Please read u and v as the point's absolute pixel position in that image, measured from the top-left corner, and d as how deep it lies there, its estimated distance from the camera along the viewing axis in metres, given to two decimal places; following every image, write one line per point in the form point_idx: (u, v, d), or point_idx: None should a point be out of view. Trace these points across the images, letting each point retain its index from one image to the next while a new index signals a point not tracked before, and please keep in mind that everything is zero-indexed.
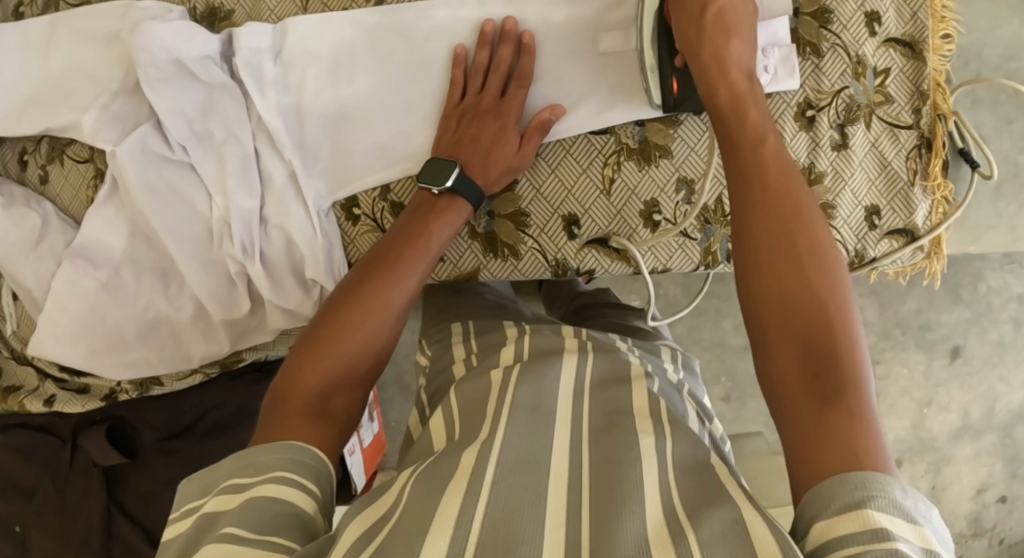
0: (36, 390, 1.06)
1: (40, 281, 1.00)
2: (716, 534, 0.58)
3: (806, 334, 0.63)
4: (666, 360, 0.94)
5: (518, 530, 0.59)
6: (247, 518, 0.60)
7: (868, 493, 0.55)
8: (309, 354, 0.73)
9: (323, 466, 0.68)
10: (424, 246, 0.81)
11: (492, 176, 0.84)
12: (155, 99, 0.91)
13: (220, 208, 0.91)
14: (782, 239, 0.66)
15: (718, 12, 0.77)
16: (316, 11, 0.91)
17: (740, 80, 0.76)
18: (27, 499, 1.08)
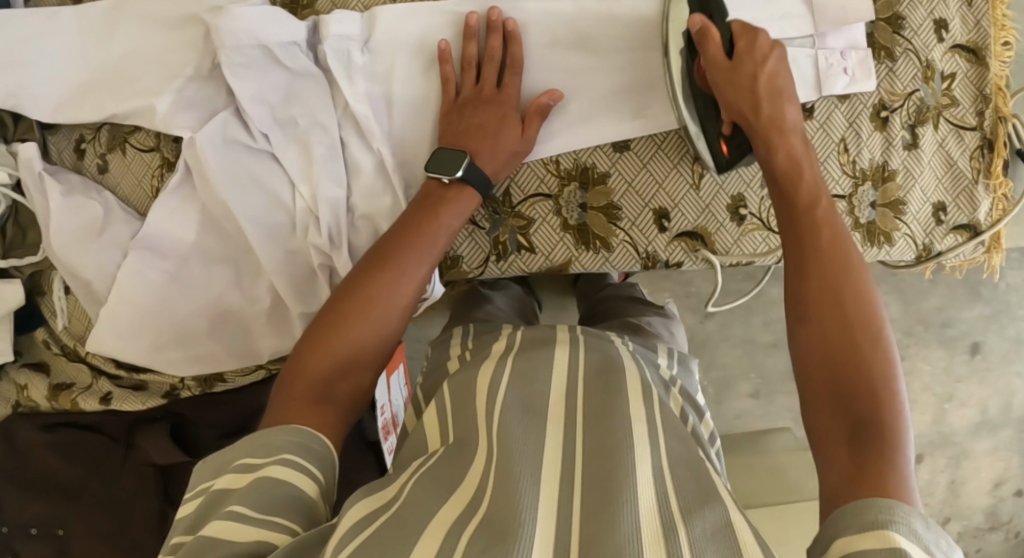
0: (89, 388, 1.04)
1: (102, 272, 0.97)
2: (706, 535, 0.64)
3: (854, 373, 0.65)
4: (661, 357, 0.97)
5: (517, 516, 0.65)
6: (254, 499, 0.64)
7: (891, 517, 0.56)
8: (313, 346, 0.75)
9: (327, 451, 0.71)
10: (430, 239, 0.80)
11: (499, 161, 0.85)
12: (236, 85, 0.90)
13: (306, 197, 0.91)
14: (834, 287, 0.69)
15: (770, 79, 0.81)
16: (405, 1, 0.92)
17: (796, 143, 0.80)
18: (71, 500, 1.03)
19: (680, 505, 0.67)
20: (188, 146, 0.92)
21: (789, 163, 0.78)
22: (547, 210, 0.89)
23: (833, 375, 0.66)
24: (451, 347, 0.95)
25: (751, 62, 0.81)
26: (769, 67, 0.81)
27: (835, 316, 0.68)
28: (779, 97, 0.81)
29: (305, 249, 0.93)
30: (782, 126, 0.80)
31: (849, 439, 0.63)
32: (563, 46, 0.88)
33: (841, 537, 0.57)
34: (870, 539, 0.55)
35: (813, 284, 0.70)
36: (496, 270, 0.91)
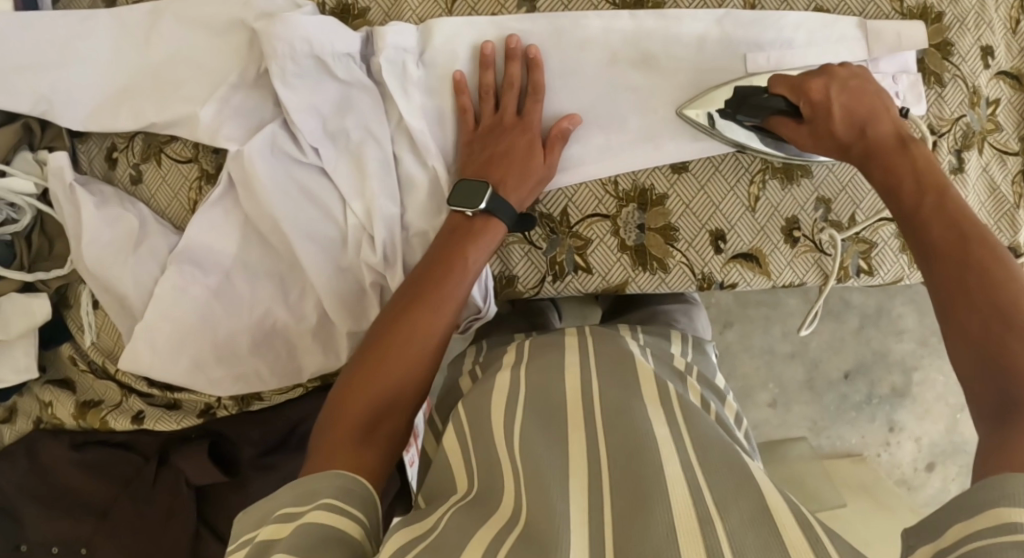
0: (120, 406, 1.00)
1: (139, 287, 0.94)
2: (745, 521, 0.65)
3: (989, 343, 0.67)
4: (676, 344, 0.99)
5: (559, 539, 0.64)
6: (297, 542, 0.62)
7: (1005, 493, 0.58)
8: (350, 390, 0.75)
9: (369, 493, 0.69)
10: (460, 273, 0.81)
11: (527, 190, 0.85)
12: (286, 97, 0.88)
13: (358, 213, 0.89)
14: (960, 260, 0.71)
15: (845, 84, 0.82)
16: (463, 13, 0.90)
17: (891, 131, 0.80)
18: (101, 518, 1.01)
19: (714, 497, 0.67)
20: (235, 159, 0.89)
21: (887, 177, 0.78)
22: (604, 230, 0.89)
23: (977, 354, 0.67)
24: (464, 365, 0.95)
25: (823, 109, 0.81)
26: (835, 100, 0.81)
27: (966, 280, 0.70)
28: (866, 119, 0.80)
29: (357, 266, 0.91)
30: (880, 148, 0.79)
31: (1000, 409, 0.65)
32: (624, 64, 0.88)
33: (955, 522, 0.60)
34: (985, 519, 0.58)
35: (938, 257, 0.73)
36: (551, 290, 0.90)
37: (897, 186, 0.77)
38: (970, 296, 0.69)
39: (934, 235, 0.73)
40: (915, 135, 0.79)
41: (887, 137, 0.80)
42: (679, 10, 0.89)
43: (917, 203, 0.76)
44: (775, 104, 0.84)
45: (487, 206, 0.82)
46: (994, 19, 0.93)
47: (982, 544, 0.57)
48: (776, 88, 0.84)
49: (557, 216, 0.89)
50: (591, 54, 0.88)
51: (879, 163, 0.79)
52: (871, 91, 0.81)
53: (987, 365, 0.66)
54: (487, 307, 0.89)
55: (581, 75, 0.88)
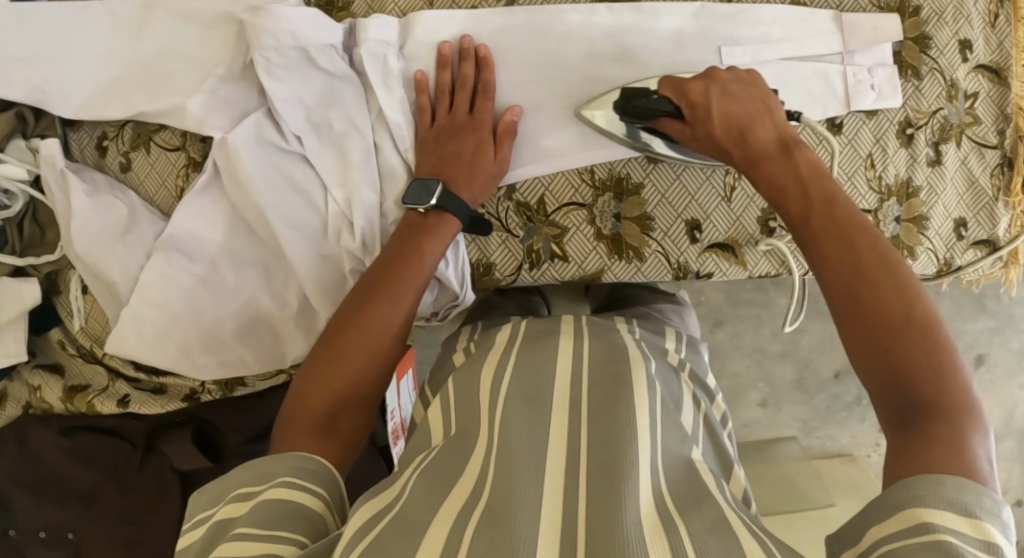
0: (106, 390, 1.01)
1: (127, 274, 0.96)
2: (705, 526, 0.64)
3: (883, 345, 0.66)
4: (669, 341, 0.97)
5: (517, 512, 0.64)
6: (257, 517, 0.64)
7: (922, 493, 0.58)
8: (313, 379, 0.76)
9: (330, 475, 0.70)
10: (417, 269, 0.82)
11: (478, 188, 0.86)
12: (270, 85, 0.90)
13: (339, 201, 0.90)
14: (848, 260, 0.70)
15: (721, 88, 0.81)
16: (444, 7, 0.92)
17: (769, 134, 0.79)
18: (89, 505, 1.02)
19: (673, 499, 0.68)
20: (219, 147, 0.91)
21: (773, 187, 0.77)
22: (581, 219, 0.90)
23: (878, 355, 0.66)
24: (459, 343, 0.96)
25: (701, 113, 0.81)
26: (715, 106, 0.81)
27: (857, 285, 0.68)
28: (745, 124, 0.80)
29: (338, 253, 0.92)
30: (761, 154, 0.79)
31: (905, 411, 0.64)
32: (602, 58, 0.90)
33: (874, 525, 0.59)
34: (901, 520, 0.58)
35: (833, 259, 0.70)
36: (528, 278, 0.91)
37: (780, 196, 0.76)
38: (859, 300, 0.68)
39: (819, 240, 0.71)
40: (796, 137, 0.78)
41: (767, 144, 0.79)
42: (658, 2, 0.90)
43: (804, 209, 0.74)
44: (662, 107, 0.84)
45: (439, 203, 0.84)
46: (972, 13, 0.94)
47: (897, 544, 0.57)
48: (663, 89, 0.84)
49: (534, 205, 0.90)
50: (571, 45, 0.90)
51: (763, 172, 0.78)
52: (755, 97, 0.81)
53: (884, 366, 0.65)
54: (464, 294, 0.90)
55: (561, 67, 0.90)
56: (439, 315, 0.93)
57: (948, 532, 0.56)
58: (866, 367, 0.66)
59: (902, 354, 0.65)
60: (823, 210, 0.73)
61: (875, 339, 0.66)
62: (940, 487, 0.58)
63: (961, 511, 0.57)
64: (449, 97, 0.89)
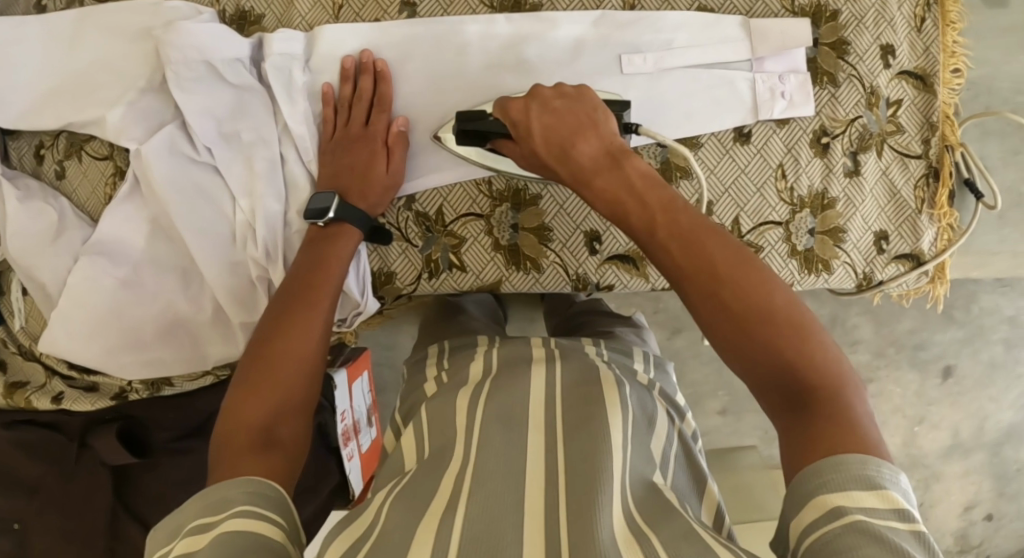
0: (44, 387, 1.07)
1: (56, 277, 1.00)
2: (677, 535, 0.67)
3: (767, 347, 0.64)
4: (637, 361, 0.99)
5: (503, 536, 0.65)
6: (217, 552, 0.60)
7: (837, 472, 0.59)
8: (245, 394, 0.72)
9: (283, 493, 0.66)
10: (330, 274, 0.82)
11: (372, 201, 0.87)
12: (181, 96, 0.92)
13: (245, 210, 0.92)
14: (705, 274, 0.67)
15: (560, 94, 0.79)
16: (349, 20, 0.93)
17: (592, 146, 0.76)
18: (30, 496, 1.08)
19: (640, 516, 0.70)
20: (136, 159, 0.95)
21: (611, 204, 0.73)
22: (478, 230, 0.90)
23: (754, 360, 0.65)
24: (427, 368, 0.96)
25: (523, 130, 0.79)
26: (535, 124, 0.78)
27: (714, 294, 0.66)
28: (565, 141, 0.76)
29: (245, 262, 0.94)
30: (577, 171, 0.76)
31: (786, 397, 0.64)
32: (500, 68, 0.90)
33: (794, 518, 0.60)
34: (813, 510, 0.58)
35: (691, 278, 0.67)
36: (428, 288, 0.91)
37: (624, 211, 0.72)
38: (731, 311, 0.66)
39: (674, 259, 0.68)
40: (621, 147, 0.75)
41: (590, 159, 0.75)
42: (556, 12, 0.89)
43: (647, 225, 0.71)
44: (495, 130, 0.82)
45: (338, 213, 0.84)
46: (895, 17, 0.90)
47: (819, 534, 0.58)
48: (495, 111, 0.82)
49: (433, 215, 0.90)
50: (470, 56, 0.90)
51: (593, 188, 0.75)
52: (575, 109, 0.78)
53: (769, 368, 0.64)
54: (366, 302, 0.91)
55: (461, 77, 0.90)
56: (346, 321, 0.93)
57: (860, 513, 0.57)
58: (745, 371, 0.65)
59: (776, 350, 0.64)
60: (666, 225, 0.70)
61: (746, 346, 0.65)
62: (842, 468, 0.59)
63: (865, 486, 0.58)
64: (345, 111, 0.90)
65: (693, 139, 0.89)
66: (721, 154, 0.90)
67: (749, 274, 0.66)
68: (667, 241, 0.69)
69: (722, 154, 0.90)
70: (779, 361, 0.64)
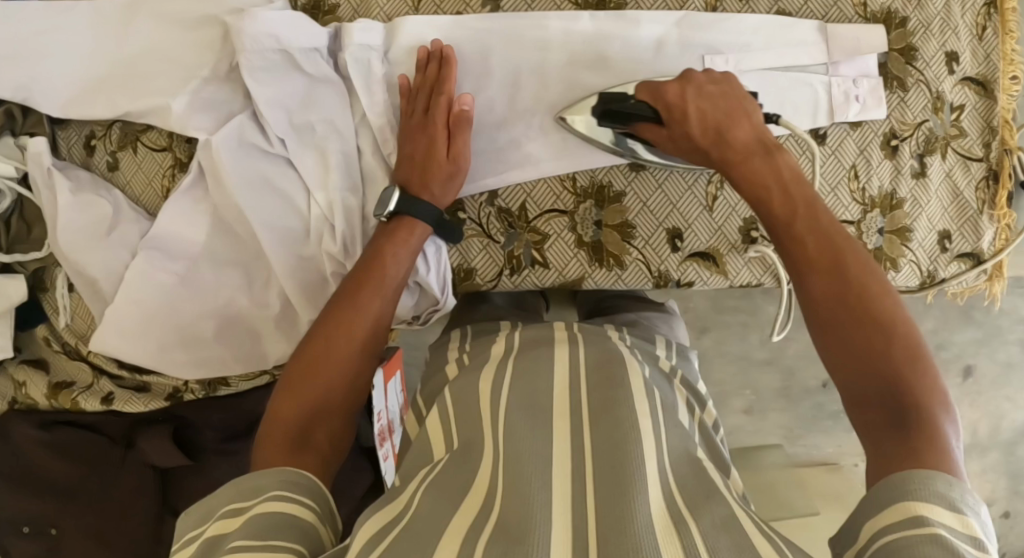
0: (91, 387, 1.02)
1: (109, 272, 0.97)
2: (716, 525, 0.66)
3: (869, 351, 0.68)
4: (660, 348, 0.98)
5: (531, 524, 0.64)
6: (254, 529, 0.63)
7: (912, 486, 0.60)
8: (286, 393, 0.74)
9: (315, 482, 0.69)
10: (384, 271, 0.82)
11: (436, 194, 0.86)
12: (253, 85, 0.90)
13: (320, 204, 0.90)
14: (831, 271, 0.71)
15: (719, 83, 0.82)
16: (429, 12, 0.91)
17: (748, 137, 0.79)
18: (67, 499, 1.03)
19: (681, 496, 0.69)
20: (203, 148, 0.91)
21: (753, 188, 0.77)
22: (562, 226, 0.90)
23: (855, 358, 0.68)
24: (450, 352, 0.93)
25: (675, 112, 0.81)
26: (692, 106, 0.80)
27: (866, 290, 0.70)
28: (721, 124, 0.79)
29: (319, 255, 0.92)
30: (742, 156, 0.78)
31: (886, 410, 0.66)
32: (580, 65, 0.89)
33: (869, 519, 0.61)
34: (892, 514, 0.60)
35: (815, 268, 0.71)
36: (509, 284, 0.91)
37: (765, 198, 0.76)
38: (852, 306, 0.69)
39: (808, 246, 0.72)
40: (775, 140, 0.78)
41: (747, 142, 0.79)
42: (640, 11, 0.90)
43: (788, 216, 0.74)
44: (641, 112, 0.83)
45: (397, 208, 0.84)
46: (959, 25, 0.93)
47: (893, 537, 0.59)
48: (641, 94, 0.84)
49: (515, 212, 0.90)
50: (552, 53, 0.89)
51: (742, 171, 0.78)
52: (727, 94, 0.81)
53: (872, 372, 0.67)
54: (445, 299, 0.91)
55: (543, 73, 0.89)
56: (420, 319, 0.93)
57: (940, 526, 0.58)
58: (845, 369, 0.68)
59: (885, 355, 0.67)
60: (804, 217, 0.74)
61: (863, 348, 0.68)
62: (928, 483, 0.60)
63: (949, 505, 0.59)
64: (413, 99, 0.88)
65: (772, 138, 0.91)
66: (800, 154, 0.92)
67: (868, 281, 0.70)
68: (798, 233, 0.73)
69: (801, 153, 0.92)
70: (882, 368, 0.67)
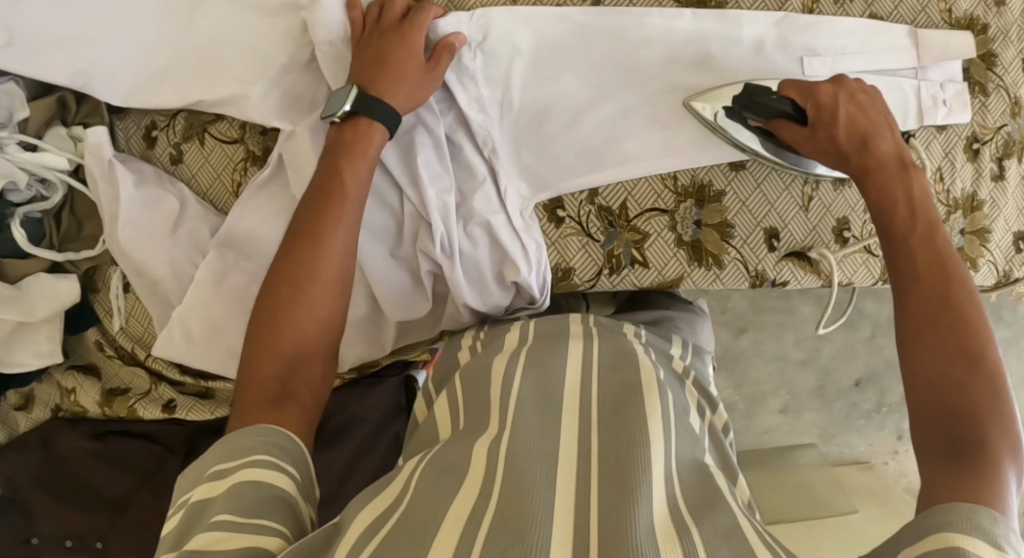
0: (148, 394, 0.97)
1: (177, 271, 0.91)
2: (718, 534, 0.60)
3: (952, 371, 0.67)
4: (675, 346, 0.94)
5: (530, 516, 0.59)
6: (235, 504, 0.61)
7: (974, 515, 0.58)
8: (258, 346, 0.73)
9: (298, 448, 0.68)
10: (340, 200, 0.77)
11: (400, 98, 0.80)
12: (339, 68, 0.85)
13: (414, 200, 0.86)
14: (935, 292, 0.71)
15: (853, 95, 0.81)
16: (525, 4, 0.88)
17: (888, 147, 0.79)
18: (121, 511, 0.96)
19: (688, 506, 0.63)
20: (286, 140, 0.86)
21: (883, 203, 0.77)
22: (662, 225, 0.90)
23: (935, 367, 0.68)
24: (463, 342, 0.88)
25: (827, 115, 0.80)
26: (841, 114, 0.80)
27: (952, 323, 0.69)
28: (868, 132, 0.79)
29: (413, 255, 0.88)
30: (879, 165, 0.78)
31: (945, 434, 0.65)
32: (682, 63, 0.89)
33: (904, 547, 0.58)
34: (931, 542, 0.57)
35: (914, 287, 0.72)
36: (607, 284, 0.91)
37: (890, 217, 0.77)
38: (945, 323, 0.69)
39: (916, 265, 0.73)
40: (914, 159, 0.78)
41: (890, 158, 0.78)
42: (740, 10, 0.90)
43: (906, 230, 0.75)
44: (782, 107, 0.82)
45: (354, 109, 0.79)
46: None
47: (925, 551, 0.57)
48: (784, 89, 0.83)
49: (616, 210, 0.89)
50: (652, 50, 0.88)
51: (878, 184, 0.78)
52: (877, 113, 0.80)
53: (958, 404, 0.66)
54: (542, 299, 0.89)
55: (644, 71, 0.89)
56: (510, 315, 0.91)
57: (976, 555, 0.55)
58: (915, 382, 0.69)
59: (957, 388, 0.66)
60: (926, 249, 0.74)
61: (945, 366, 0.67)
62: (970, 515, 0.58)
63: (990, 539, 0.56)
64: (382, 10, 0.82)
65: None
66: None
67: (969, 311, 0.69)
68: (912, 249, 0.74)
69: None
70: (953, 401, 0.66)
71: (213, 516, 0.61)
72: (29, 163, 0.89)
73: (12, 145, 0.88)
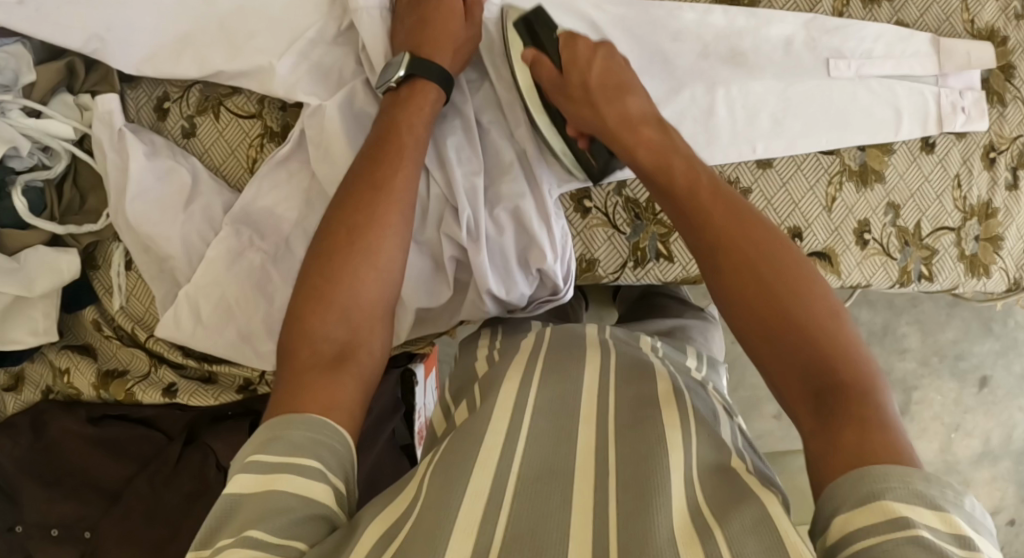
0: (148, 377, 0.93)
1: (189, 249, 0.87)
2: (747, 526, 0.55)
3: (774, 327, 0.65)
4: (690, 357, 0.86)
5: (542, 536, 0.55)
6: (270, 520, 0.57)
7: (890, 485, 0.53)
8: (312, 304, 0.71)
9: (346, 448, 0.64)
10: (399, 166, 0.77)
11: (449, 60, 0.83)
12: (370, 44, 0.84)
13: (440, 184, 0.85)
14: (748, 247, 0.69)
15: (604, 63, 0.83)
16: None
17: (651, 132, 0.79)
18: (114, 502, 0.92)
19: (708, 507, 0.58)
20: (311, 116, 0.85)
21: (659, 164, 0.77)
22: None
23: (776, 344, 0.64)
24: (479, 350, 0.83)
25: (576, 66, 0.82)
26: (596, 62, 0.83)
27: (763, 281, 0.67)
28: (621, 83, 0.82)
29: (437, 240, 0.87)
30: (620, 115, 0.80)
31: (816, 394, 0.61)
32: (714, 58, 0.90)
33: (839, 513, 0.54)
34: (867, 514, 0.52)
35: (715, 258, 0.70)
36: (631, 277, 0.92)
37: (665, 182, 0.76)
38: (753, 285, 0.67)
39: (718, 225, 0.71)
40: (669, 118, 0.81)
41: (637, 113, 0.81)
42: (772, 9, 0.91)
43: (688, 193, 0.74)
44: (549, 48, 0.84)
45: (408, 73, 0.80)
46: None
47: (875, 542, 0.51)
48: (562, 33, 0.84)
49: (644, 199, 0.91)
50: (685, 44, 0.90)
51: (637, 137, 0.79)
52: (624, 72, 0.83)
53: (801, 370, 0.62)
54: (565, 290, 0.88)
55: (673, 65, 0.90)
56: (532, 308, 0.90)
57: (925, 530, 0.51)
58: (768, 361, 0.65)
59: (810, 344, 0.63)
60: (709, 189, 0.73)
61: (783, 349, 0.64)
62: (907, 480, 0.53)
63: (931, 505, 0.52)
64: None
65: (888, 143, 0.92)
66: (914, 158, 0.93)
67: (768, 249, 0.68)
68: (694, 199, 0.74)
69: (914, 157, 0.93)
70: (812, 366, 0.62)
71: (244, 528, 0.57)
72: (33, 130, 0.84)
73: (15, 110, 0.83)
